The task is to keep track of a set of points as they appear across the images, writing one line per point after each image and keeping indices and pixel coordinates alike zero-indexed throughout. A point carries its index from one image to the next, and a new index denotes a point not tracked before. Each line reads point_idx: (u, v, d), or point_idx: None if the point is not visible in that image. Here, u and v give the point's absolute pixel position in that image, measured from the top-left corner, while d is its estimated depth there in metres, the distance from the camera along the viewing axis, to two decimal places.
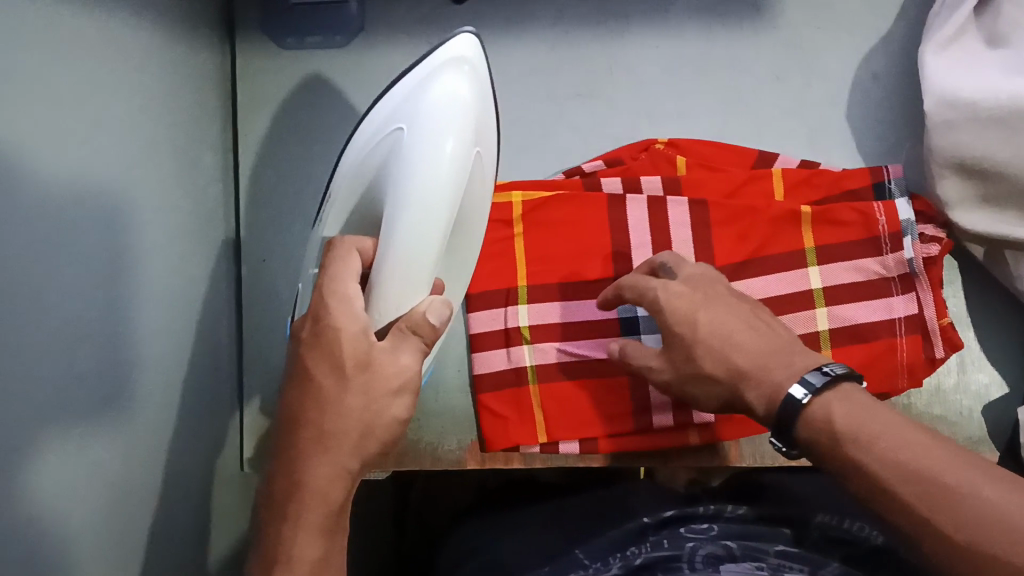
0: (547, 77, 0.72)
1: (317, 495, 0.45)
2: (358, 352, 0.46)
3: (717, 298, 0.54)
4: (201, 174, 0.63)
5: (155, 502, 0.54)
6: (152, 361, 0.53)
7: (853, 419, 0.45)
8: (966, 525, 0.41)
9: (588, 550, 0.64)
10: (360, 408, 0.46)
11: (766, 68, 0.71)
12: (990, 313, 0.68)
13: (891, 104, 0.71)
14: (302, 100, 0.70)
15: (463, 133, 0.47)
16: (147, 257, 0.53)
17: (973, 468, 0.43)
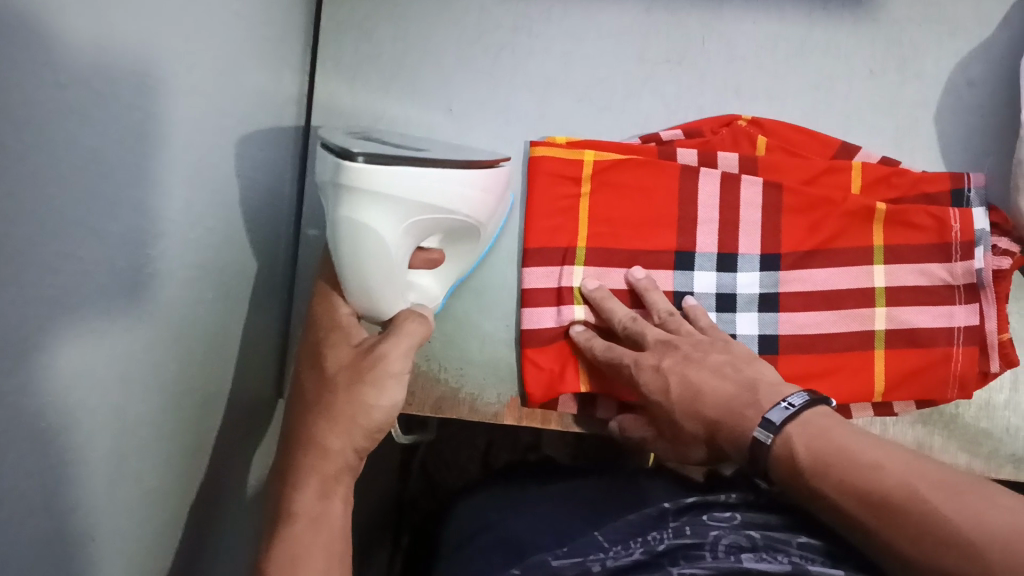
0: (640, 39, 0.70)
1: (316, 464, 0.50)
2: (345, 360, 0.53)
3: (685, 363, 0.57)
4: (275, 93, 0.63)
5: (201, 416, 0.54)
6: (206, 274, 0.53)
7: (810, 445, 0.49)
8: (915, 536, 0.44)
9: (608, 532, 0.64)
10: (348, 398, 0.51)
11: (863, 60, 0.69)
12: None
13: (985, 111, 0.68)
14: (386, 33, 0.70)
15: (384, 256, 0.51)
16: (209, 169, 0.52)
17: (920, 481, 0.45)
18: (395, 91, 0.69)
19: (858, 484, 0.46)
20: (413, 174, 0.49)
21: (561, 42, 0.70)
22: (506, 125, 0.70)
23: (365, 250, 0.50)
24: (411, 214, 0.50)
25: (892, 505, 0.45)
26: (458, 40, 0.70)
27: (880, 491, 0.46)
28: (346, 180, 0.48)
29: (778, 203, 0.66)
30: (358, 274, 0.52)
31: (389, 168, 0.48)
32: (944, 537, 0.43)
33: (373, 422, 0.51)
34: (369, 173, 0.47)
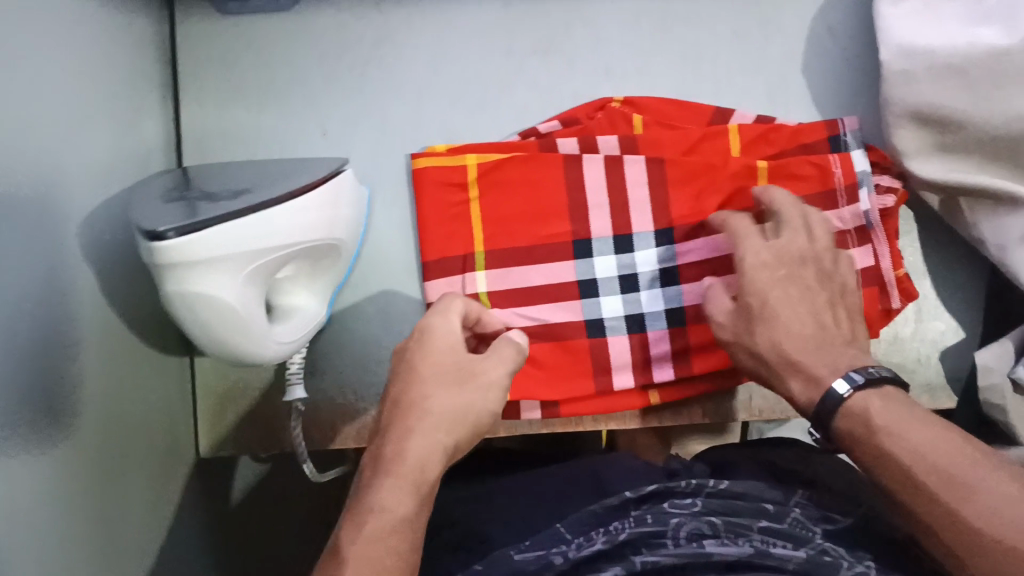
0: (505, 34, 0.68)
1: (414, 467, 0.49)
2: (453, 357, 0.54)
3: (789, 285, 0.55)
4: (139, 147, 0.61)
5: (103, 498, 0.53)
6: (85, 353, 0.52)
7: (888, 421, 0.49)
8: (977, 544, 0.45)
9: (569, 523, 0.62)
10: (456, 402, 0.52)
11: (725, 23, 0.69)
12: (946, 261, 0.68)
13: (850, 54, 0.69)
14: (246, 66, 0.68)
15: (228, 320, 0.47)
16: (72, 245, 0.51)
17: (978, 465, 0.47)
18: (266, 123, 0.68)
19: (921, 471, 0.47)
20: (224, 232, 0.45)
21: (427, 48, 0.68)
22: (383, 140, 0.68)
23: (203, 320, 0.47)
24: (236, 270, 0.47)
25: (947, 497, 0.46)
26: (321, 61, 0.68)
27: (928, 474, 0.47)
28: (160, 259, 0.44)
29: (662, 176, 0.66)
30: (208, 341, 0.49)
31: (202, 232, 0.44)
32: (996, 544, 0.45)
33: (485, 420, 0.52)
34: (182, 246, 0.44)
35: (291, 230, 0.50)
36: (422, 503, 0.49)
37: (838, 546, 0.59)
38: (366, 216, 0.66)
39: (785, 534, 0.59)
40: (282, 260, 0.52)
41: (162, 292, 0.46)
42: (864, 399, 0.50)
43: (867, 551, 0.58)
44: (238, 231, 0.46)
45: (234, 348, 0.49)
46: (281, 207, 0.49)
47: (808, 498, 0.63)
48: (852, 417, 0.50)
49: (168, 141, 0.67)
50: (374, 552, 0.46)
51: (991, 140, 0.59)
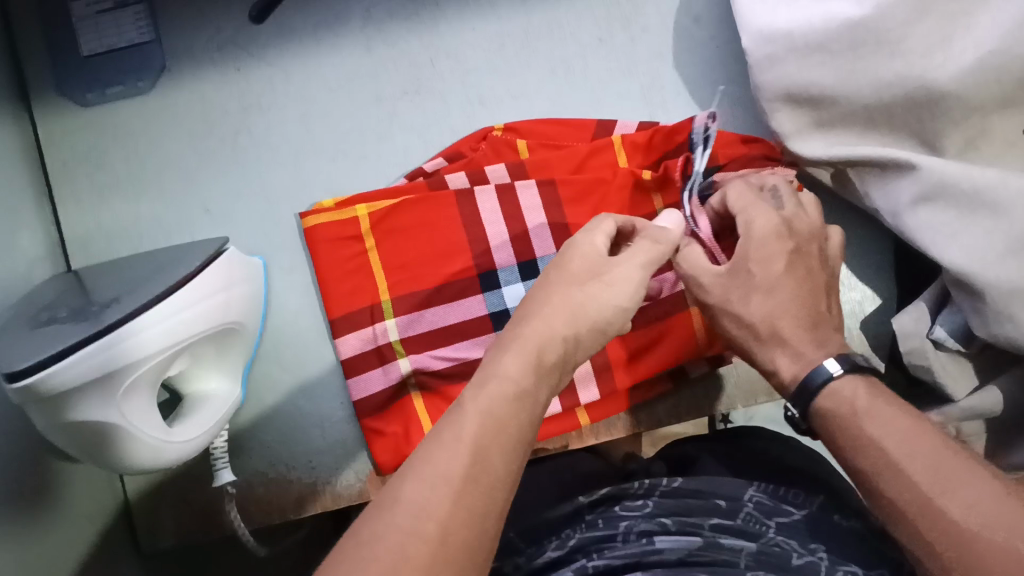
0: (372, 79, 0.68)
1: (496, 384, 0.44)
2: (588, 262, 0.50)
3: (801, 261, 0.54)
4: (19, 258, 0.60)
5: None
6: None
7: (854, 410, 0.50)
8: (929, 532, 0.45)
9: (524, 528, 0.62)
10: (572, 299, 0.49)
11: (589, 31, 0.68)
12: (850, 232, 0.68)
13: (720, 42, 0.68)
14: (118, 155, 0.67)
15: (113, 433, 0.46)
16: None
17: (960, 467, 0.45)
18: (149, 209, 0.67)
19: (889, 453, 0.47)
20: (97, 352, 0.44)
21: (296, 105, 0.68)
22: (269, 207, 0.67)
23: (89, 439, 0.46)
24: (112, 386, 0.45)
25: (903, 478, 0.46)
26: (191, 139, 0.67)
27: (887, 458, 0.47)
28: (33, 393, 0.42)
29: (556, 195, 0.65)
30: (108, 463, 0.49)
31: (71, 359, 0.43)
32: (943, 524, 0.44)
33: (606, 318, 0.49)
34: (50, 378, 0.42)
35: (173, 333, 0.49)
36: (541, 379, 0.46)
37: (791, 539, 0.56)
38: (263, 291, 0.65)
39: (737, 530, 0.57)
40: (172, 357, 0.50)
41: (45, 420, 0.45)
42: (850, 381, 0.51)
43: (822, 540, 0.55)
44: (112, 348, 0.44)
45: (125, 460, 0.48)
46: (152, 311, 0.47)
47: (765, 489, 0.60)
48: (835, 402, 0.51)
49: (51, 246, 0.65)
50: (499, 415, 0.43)
51: (863, 110, 0.59)
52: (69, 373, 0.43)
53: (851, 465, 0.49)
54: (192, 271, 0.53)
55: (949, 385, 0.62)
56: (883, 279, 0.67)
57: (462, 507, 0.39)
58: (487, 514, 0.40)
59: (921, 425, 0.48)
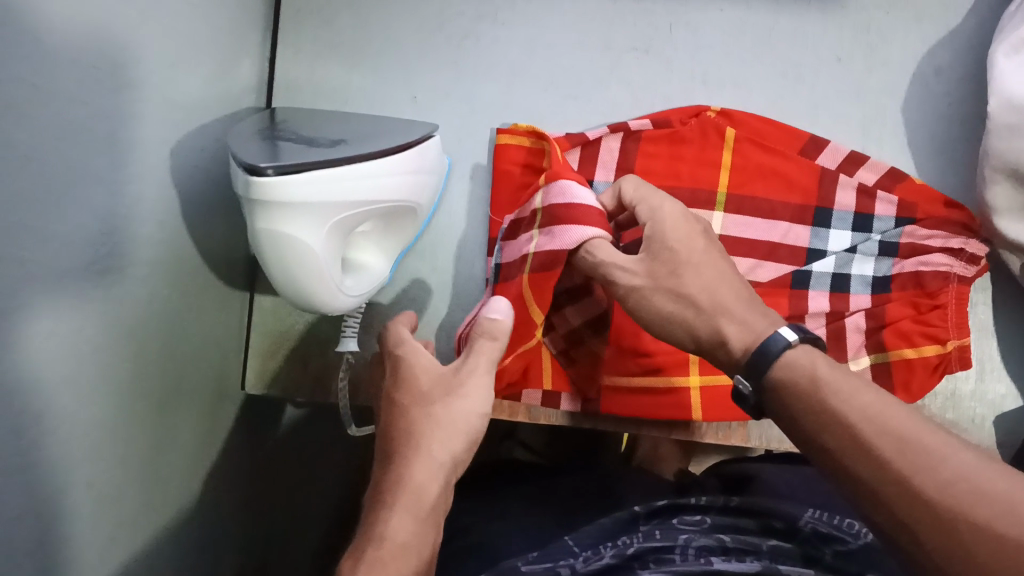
0: (606, 26, 0.68)
1: (385, 537, 0.46)
2: (431, 376, 0.55)
3: (714, 245, 0.52)
4: (235, 80, 0.62)
5: (151, 407, 0.53)
6: (154, 261, 0.52)
7: (800, 384, 0.44)
8: (906, 514, 0.39)
9: (579, 538, 0.61)
10: (436, 415, 0.52)
11: (829, 47, 0.68)
12: (1015, 324, 0.67)
13: (951, 101, 0.68)
14: (348, 18, 0.68)
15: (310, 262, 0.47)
16: (157, 151, 0.51)
17: (937, 437, 0.41)
18: (359, 78, 0.68)
19: (850, 433, 0.42)
20: (324, 176, 0.45)
21: (528, 28, 0.68)
22: (471, 114, 0.68)
23: (287, 261, 0.46)
24: (325, 213, 0.46)
25: (877, 461, 0.40)
26: (418, 27, 0.68)
27: (854, 435, 0.42)
28: (265, 195, 0.43)
29: (748, 191, 0.66)
30: (289, 287, 0.48)
31: (306, 175, 0.44)
32: (930, 506, 0.39)
33: (460, 419, 0.53)
34: (284, 187, 0.43)
35: (381, 189, 0.50)
36: (426, 525, 0.48)
37: (849, 567, 0.54)
38: (441, 189, 0.66)
39: (796, 556, 0.56)
40: (367, 214, 0.51)
41: (253, 232, 0.46)
42: (805, 354, 0.45)
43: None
44: (336, 178, 0.45)
45: (308, 292, 0.49)
46: (372, 158, 0.48)
47: (820, 516, 0.60)
48: (788, 381, 0.45)
49: (261, 82, 0.67)
50: (407, 555, 0.45)
51: None
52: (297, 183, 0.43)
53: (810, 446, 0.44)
54: (408, 140, 0.54)
55: None
56: None
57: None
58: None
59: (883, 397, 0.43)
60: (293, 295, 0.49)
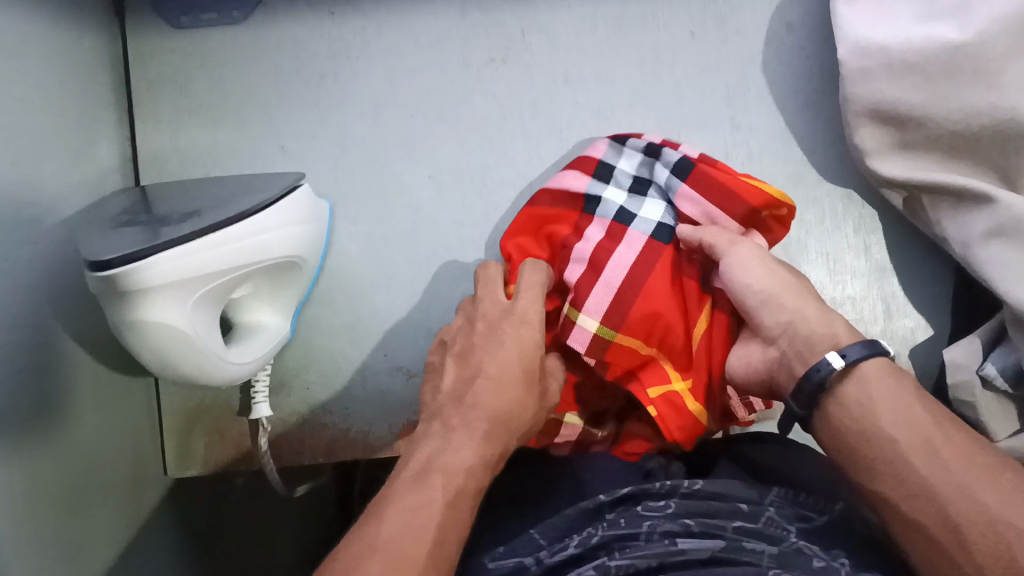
0: (459, 43, 0.68)
1: (427, 507, 0.45)
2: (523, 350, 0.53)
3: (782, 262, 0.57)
4: (95, 165, 0.61)
5: (50, 517, 0.52)
6: (27, 364, 0.51)
7: (864, 393, 0.47)
8: (954, 513, 0.43)
9: (544, 529, 0.55)
10: (508, 383, 0.52)
11: (682, 23, 0.68)
12: (909, 258, 0.67)
13: (808, 54, 0.69)
14: (202, 80, 0.67)
15: (177, 340, 0.46)
16: (15, 253, 0.50)
17: (1005, 481, 0.43)
18: (224, 138, 0.67)
19: (897, 445, 0.45)
20: (172, 255, 0.44)
21: (383, 59, 0.68)
22: (343, 154, 0.67)
23: (152, 344, 0.46)
24: (183, 291, 0.46)
25: (938, 464, 0.44)
26: (276, 76, 0.67)
27: (927, 438, 0.45)
28: (105, 285, 0.43)
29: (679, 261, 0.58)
30: (164, 369, 0.48)
31: (149, 259, 0.44)
32: (975, 515, 0.42)
33: (516, 413, 0.51)
34: (129, 273, 0.43)
35: (249, 255, 0.50)
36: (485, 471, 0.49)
37: (813, 545, 0.52)
38: (326, 233, 0.65)
39: (761, 535, 0.53)
40: (239, 278, 0.50)
41: (114, 315, 0.46)
42: (863, 369, 0.48)
43: (845, 548, 0.52)
44: (187, 252, 0.45)
45: (184, 370, 0.48)
46: (229, 225, 0.48)
47: (785, 496, 0.56)
48: (843, 406, 0.48)
49: (124, 161, 0.66)
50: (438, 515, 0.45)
51: (946, 136, 0.59)
52: (141, 266, 0.43)
53: (841, 442, 0.48)
54: (272, 197, 0.53)
55: (991, 424, 0.61)
56: (939, 310, 0.67)
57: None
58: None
59: (944, 424, 0.46)
60: (169, 375, 0.49)
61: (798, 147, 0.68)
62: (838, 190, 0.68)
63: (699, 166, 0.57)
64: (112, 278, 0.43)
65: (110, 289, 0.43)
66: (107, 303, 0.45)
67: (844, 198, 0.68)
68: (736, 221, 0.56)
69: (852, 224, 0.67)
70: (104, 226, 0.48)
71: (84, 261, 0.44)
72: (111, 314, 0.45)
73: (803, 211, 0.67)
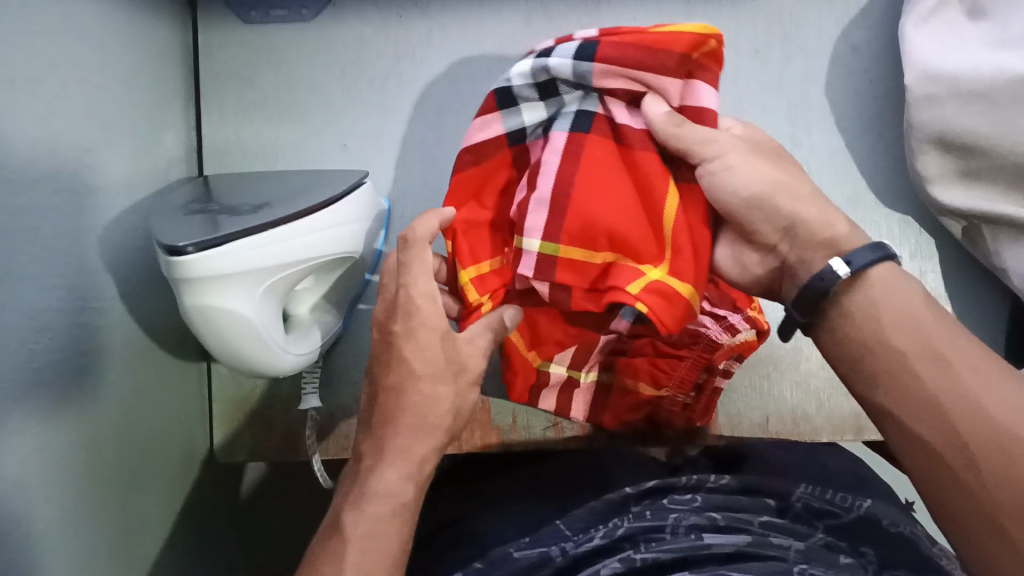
0: (523, 50, 0.69)
1: (386, 496, 0.48)
2: (440, 356, 0.50)
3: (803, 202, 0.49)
4: (162, 154, 0.62)
5: (103, 496, 0.52)
6: (91, 345, 0.52)
7: (870, 304, 0.46)
8: (957, 422, 0.42)
9: (571, 520, 0.56)
10: (418, 398, 0.50)
11: (746, 42, 0.69)
12: (964, 287, 0.67)
13: (871, 78, 0.69)
14: (269, 75, 0.68)
15: (243, 329, 0.47)
16: (86, 236, 0.51)
17: (1014, 386, 0.42)
18: (287, 133, 0.68)
19: (901, 355, 0.45)
20: (243, 245, 0.45)
21: (448, 62, 0.68)
22: (403, 154, 0.68)
23: (218, 331, 0.47)
24: (252, 281, 0.46)
25: (945, 374, 0.43)
26: (340, 74, 0.68)
27: (931, 347, 0.44)
28: (178, 271, 0.44)
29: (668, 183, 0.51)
30: (228, 355, 0.49)
31: (222, 248, 0.44)
32: (985, 432, 0.41)
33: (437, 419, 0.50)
34: (202, 261, 0.44)
35: (315, 249, 0.50)
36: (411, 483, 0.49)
37: (840, 542, 0.52)
38: (384, 231, 0.65)
39: (788, 530, 0.53)
40: (302, 273, 0.51)
41: (183, 301, 0.47)
42: (870, 281, 0.47)
43: (873, 545, 0.52)
44: (258, 243, 0.46)
45: (246, 358, 0.49)
46: (298, 219, 0.49)
47: (811, 493, 0.57)
48: (846, 315, 0.47)
49: (190, 152, 0.67)
50: (378, 531, 0.47)
51: (1011, 166, 0.59)
52: (213, 254, 0.44)
53: (841, 349, 0.47)
54: (339, 193, 0.54)
55: None
56: (993, 340, 0.66)
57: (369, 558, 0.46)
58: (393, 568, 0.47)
59: (945, 325, 0.45)
60: (232, 362, 0.50)
61: (857, 171, 0.68)
62: (896, 215, 0.68)
63: (605, 40, 0.48)
64: (186, 267, 0.44)
65: (183, 276, 0.44)
66: (179, 290, 0.46)
67: (901, 224, 0.68)
68: (673, 77, 0.49)
69: (908, 250, 0.67)
70: (177, 214, 0.49)
71: (159, 248, 0.45)
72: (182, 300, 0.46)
73: (860, 234, 0.67)
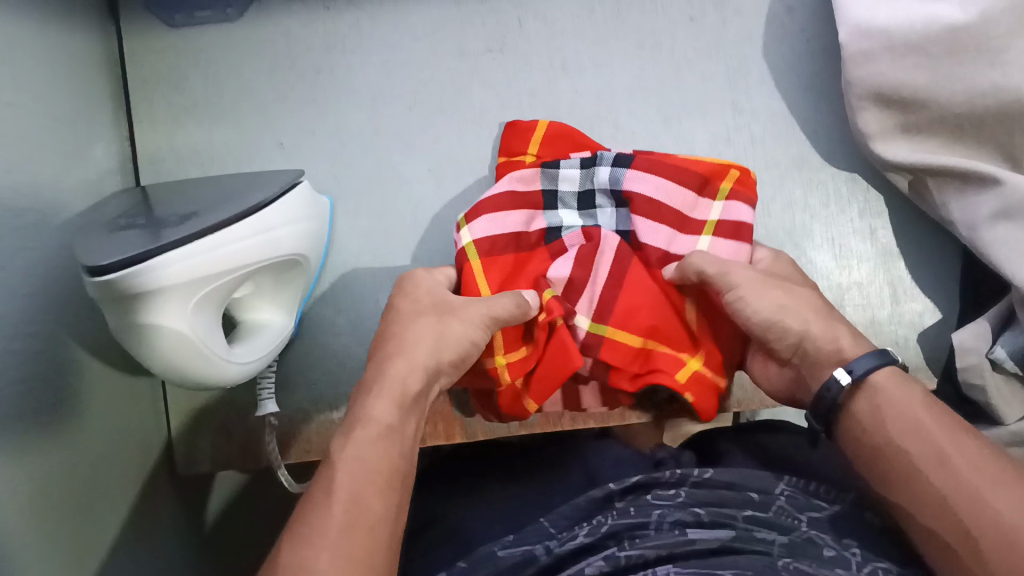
0: (455, 33, 0.67)
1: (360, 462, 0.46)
2: (440, 303, 0.55)
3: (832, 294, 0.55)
4: (93, 167, 0.61)
5: (57, 522, 0.51)
6: (31, 369, 0.51)
7: (875, 408, 0.49)
8: (959, 512, 0.44)
9: (554, 518, 0.55)
10: (425, 332, 0.52)
11: (681, 9, 0.68)
12: (914, 241, 0.67)
13: (808, 37, 0.68)
14: (198, 77, 0.67)
15: (178, 343, 0.47)
16: (16, 258, 0.50)
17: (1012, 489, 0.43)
18: (222, 136, 0.67)
19: (908, 455, 0.47)
20: (167, 259, 0.44)
21: (380, 51, 0.67)
22: (342, 149, 0.67)
23: (152, 347, 0.46)
24: (180, 295, 0.45)
25: (946, 476, 0.45)
26: (271, 71, 0.67)
27: (936, 448, 0.46)
28: (102, 290, 0.43)
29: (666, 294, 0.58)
30: (167, 371, 0.48)
31: (145, 263, 0.43)
32: (971, 530, 0.43)
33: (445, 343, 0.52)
34: (125, 278, 0.43)
35: (247, 256, 0.49)
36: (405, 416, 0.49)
37: (825, 533, 0.52)
38: (327, 228, 0.64)
39: (771, 524, 0.53)
40: (244, 278, 0.51)
41: (114, 320, 0.46)
42: (870, 387, 0.49)
43: (857, 537, 0.52)
44: (182, 255, 0.45)
45: (186, 372, 0.48)
46: (226, 227, 0.48)
47: (796, 486, 0.56)
48: (856, 419, 0.50)
49: (123, 162, 0.65)
50: (361, 496, 0.44)
51: (951, 117, 0.58)
52: (136, 270, 0.43)
53: (861, 459, 0.50)
54: (270, 195, 0.53)
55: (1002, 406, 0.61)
56: (945, 292, 0.66)
57: (352, 527, 0.43)
58: (377, 536, 0.43)
59: (956, 430, 0.47)
60: (172, 377, 0.49)
61: (801, 132, 0.68)
62: (842, 172, 0.67)
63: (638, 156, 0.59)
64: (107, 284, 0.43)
65: (107, 293, 0.44)
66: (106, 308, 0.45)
67: (848, 181, 0.67)
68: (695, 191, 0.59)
69: (856, 208, 0.67)
70: (102, 231, 0.48)
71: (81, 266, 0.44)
72: (111, 318, 0.46)
73: (807, 194, 0.67)
